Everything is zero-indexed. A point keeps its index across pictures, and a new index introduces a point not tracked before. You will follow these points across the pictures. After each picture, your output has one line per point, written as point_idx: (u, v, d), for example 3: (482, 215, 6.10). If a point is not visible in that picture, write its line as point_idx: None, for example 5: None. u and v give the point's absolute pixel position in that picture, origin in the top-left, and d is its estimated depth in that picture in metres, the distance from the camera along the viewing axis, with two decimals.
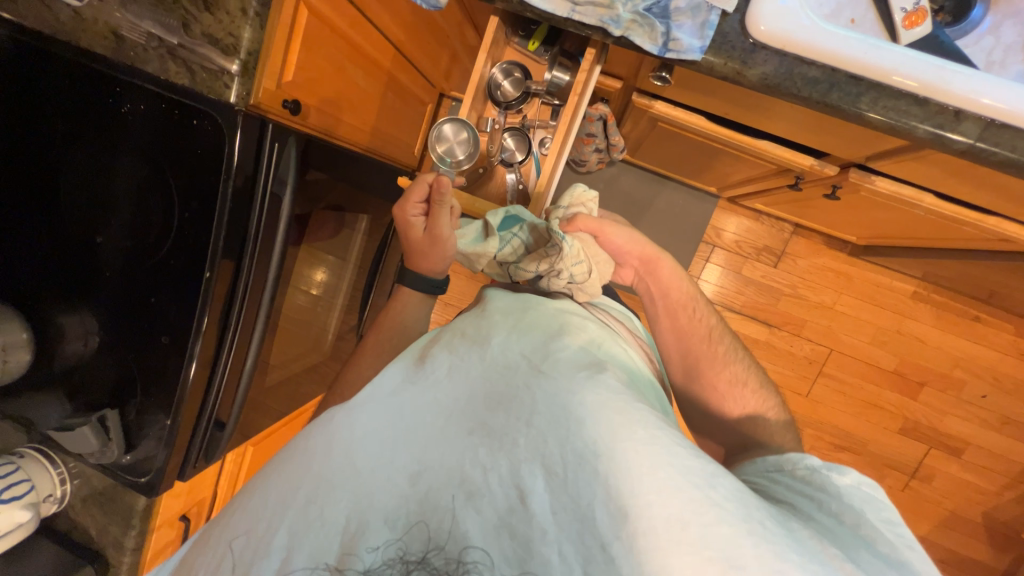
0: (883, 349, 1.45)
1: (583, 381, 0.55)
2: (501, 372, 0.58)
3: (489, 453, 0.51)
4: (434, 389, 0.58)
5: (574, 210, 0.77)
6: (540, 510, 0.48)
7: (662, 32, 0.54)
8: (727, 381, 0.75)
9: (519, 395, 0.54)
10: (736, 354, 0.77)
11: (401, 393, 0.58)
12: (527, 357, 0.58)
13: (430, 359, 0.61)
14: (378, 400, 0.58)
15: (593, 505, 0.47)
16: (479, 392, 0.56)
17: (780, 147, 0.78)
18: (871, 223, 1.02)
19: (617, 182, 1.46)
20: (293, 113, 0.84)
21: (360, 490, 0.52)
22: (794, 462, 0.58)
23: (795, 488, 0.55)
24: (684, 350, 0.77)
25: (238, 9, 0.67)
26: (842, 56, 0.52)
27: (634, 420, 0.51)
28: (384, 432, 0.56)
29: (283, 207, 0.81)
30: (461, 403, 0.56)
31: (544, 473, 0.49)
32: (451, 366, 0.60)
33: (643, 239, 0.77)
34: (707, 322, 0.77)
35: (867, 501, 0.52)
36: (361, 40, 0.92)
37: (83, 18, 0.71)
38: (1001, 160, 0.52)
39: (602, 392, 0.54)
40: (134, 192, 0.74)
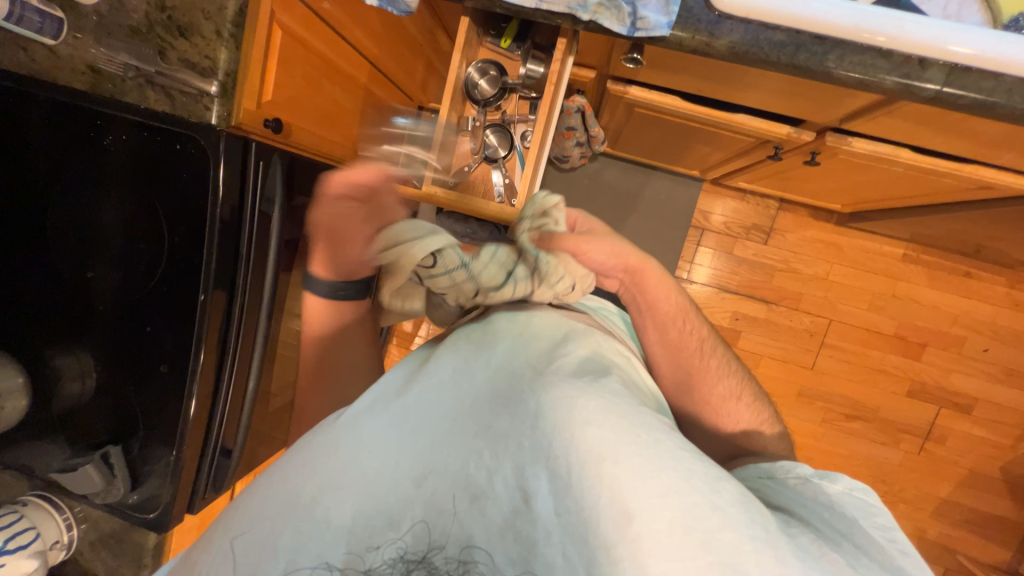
0: (881, 314, 1.47)
1: (587, 385, 0.55)
2: (507, 376, 0.57)
3: (493, 455, 0.51)
4: (439, 393, 0.57)
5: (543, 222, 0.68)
6: (544, 512, 0.48)
7: (629, 12, 0.56)
8: (721, 395, 0.74)
9: (523, 398, 0.54)
10: (728, 366, 0.77)
11: (408, 397, 0.58)
12: (531, 362, 0.58)
13: (436, 363, 0.61)
14: (387, 406, 0.58)
15: (597, 506, 0.46)
16: (484, 396, 0.56)
17: (756, 120, 0.80)
18: (854, 187, 1.04)
19: (601, 177, 1.48)
20: (275, 132, 0.84)
21: (365, 491, 0.51)
22: (785, 470, 0.59)
23: (786, 493, 0.56)
24: (677, 366, 0.74)
25: (213, 32, 0.68)
26: (803, 19, 0.54)
27: (639, 425, 0.51)
28: (390, 436, 0.55)
29: (273, 225, 0.81)
30: (466, 407, 0.55)
31: (549, 476, 0.48)
32: (457, 371, 0.59)
33: (624, 251, 0.72)
34: (699, 336, 0.75)
35: (859, 506, 0.53)
36: (336, 56, 0.93)
37: (59, 56, 0.71)
38: (970, 102, 0.54)
39: (605, 396, 0.54)
40: (123, 223, 0.74)
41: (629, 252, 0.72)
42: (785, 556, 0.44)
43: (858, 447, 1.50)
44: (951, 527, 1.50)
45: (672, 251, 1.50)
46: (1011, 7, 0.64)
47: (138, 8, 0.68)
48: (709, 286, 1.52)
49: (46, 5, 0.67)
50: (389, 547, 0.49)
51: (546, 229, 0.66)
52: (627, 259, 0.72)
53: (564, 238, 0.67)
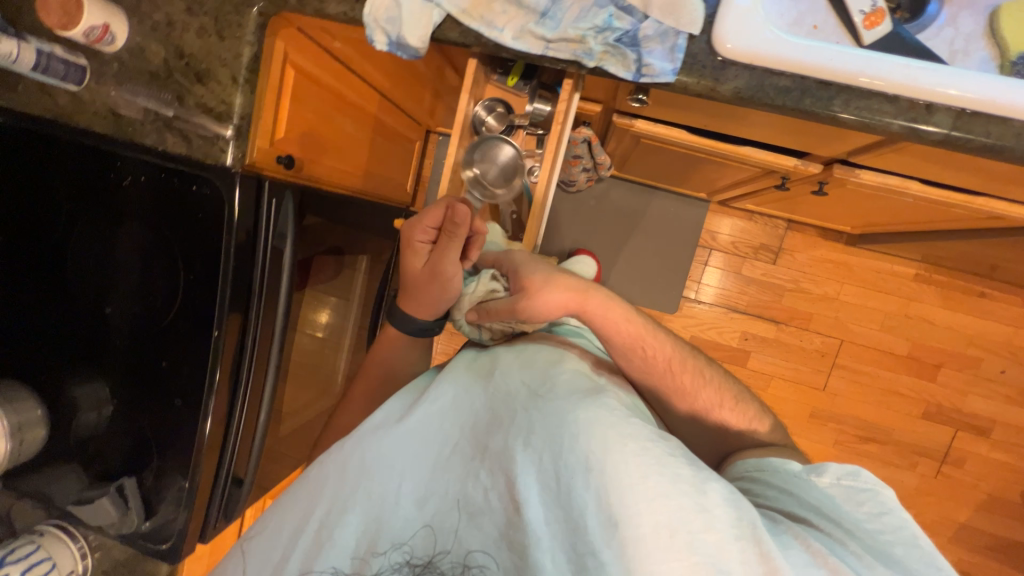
0: (894, 334, 1.45)
1: (577, 401, 0.56)
2: (502, 399, 0.60)
3: (490, 474, 0.54)
4: (437, 416, 0.60)
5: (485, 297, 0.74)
6: (535, 521, 0.51)
7: (635, 59, 0.57)
8: (700, 406, 0.75)
9: (516, 418, 0.57)
10: (703, 375, 0.75)
11: (406, 424, 0.60)
12: (527, 384, 0.60)
13: (433, 391, 0.63)
14: (387, 432, 0.60)
15: (586, 514, 0.50)
16: (481, 419, 0.59)
17: (762, 152, 0.80)
18: (863, 212, 1.03)
19: (607, 197, 1.49)
20: (287, 168, 0.86)
21: (371, 512, 0.55)
22: (774, 464, 0.63)
23: (775, 483, 0.62)
24: (654, 386, 0.75)
25: (229, 78, 0.70)
26: (807, 65, 0.54)
27: (626, 434, 0.53)
28: (391, 462, 0.58)
29: (284, 259, 0.83)
30: (464, 430, 0.59)
31: (539, 487, 0.52)
32: (453, 395, 0.61)
33: (566, 291, 0.69)
34: (667, 355, 0.73)
35: (848, 497, 0.57)
36: (347, 90, 0.96)
37: (80, 100, 0.74)
38: (978, 146, 0.54)
39: (594, 411, 0.55)
40: (140, 258, 0.76)
41: (573, 288, 0.70)
42: (769, 548, 0.49)
43: (872, 469, 1.47)
44: (972, 553, 1.46)
45: (679, 270, 1.50)
46: (1018, 43, 0.64)
47: (157, 54, 0.70)
48: (717, 306, 1.51)
49: (69, 53, 0.70)
50: (395, 552, 0.54)
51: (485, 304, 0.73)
52: (576, 305, 0.70)
53: (496, 314, 0.71)
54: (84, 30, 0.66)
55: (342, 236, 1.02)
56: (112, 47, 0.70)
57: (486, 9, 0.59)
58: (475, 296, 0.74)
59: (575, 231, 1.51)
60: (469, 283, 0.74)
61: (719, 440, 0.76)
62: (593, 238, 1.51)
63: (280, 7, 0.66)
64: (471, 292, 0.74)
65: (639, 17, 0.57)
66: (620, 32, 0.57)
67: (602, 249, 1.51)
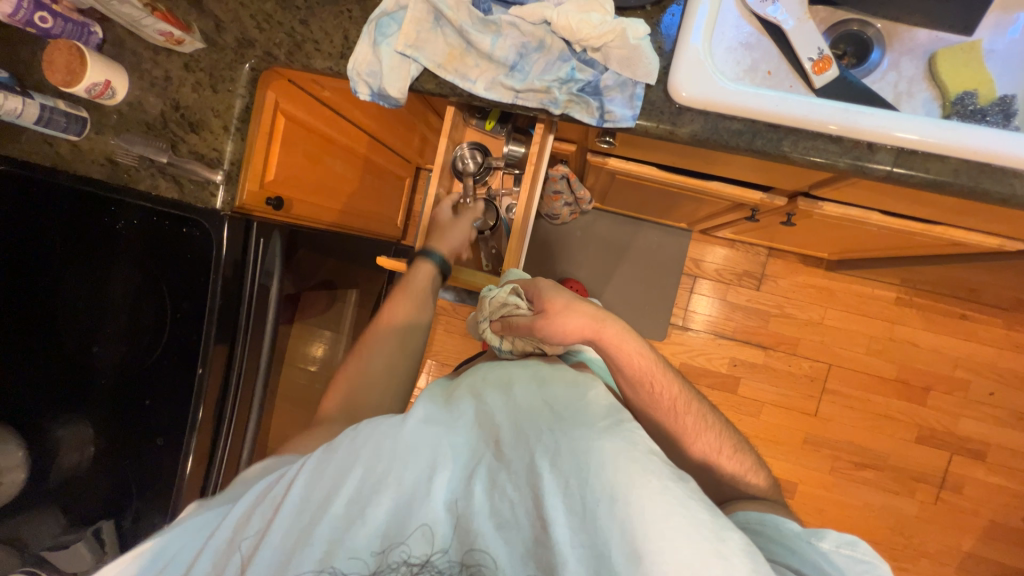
0: (881, 358, 1.46)
1: (606, 428, 0.52)
2: (528, 415, 0.55)
3: (516, 488, 0.50)
4: (462, 429, 0.56)
5: (507, 310, 0.74)
6: (560, 543, 0.47)
7: (597, 106, 0.61)
8: (699, 450, 0.73)
9: (543, 437, 0.52)
10: (705, 420, 0.74)
11: (428, 425, 0.56)
12: (555, 406, 0.56)
13: (456, 400, 0.59)
14: (406, 429, 0.56)
15: (609, 542, 0.46)
16: (504, 430, 0.55)
17: (730, 186, 0.84)
18: (835, 240, 1.06)
19: (593, 228, 1.53)
20: (276, 209, 0.88)
21: (385, 503, 0.51)
22: (776, 524, 0.60)
23: (774, 540, 0.59)
24: (653, 421, 0.73)
25: (220, 127, 0.74)
26: (756, 110, 0.58)
27: (653, 470, 0.49)
28: (410, 460, 0.53)
29: (272, 294, 0.84)
30: (488, 442, 0.55)
31: (567, 508, 0.48)
32: (478, 409, 0.58)
33: (587, 313, 0.69)
34: (672, 393, 0.72)
35: (849, 565, 0.55)
36: (336, 133, 1.02)
37: (80, 149, 0.76)
38: (919, 181, 0.57)
39: (623, 442, 0.51)
40: (130, 294, 0.79)
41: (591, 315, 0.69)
42: None
43: (870, 497, 1.45)
44: None
45: (665, 297, 1.52)
46: (956, 84, 0.70)
47: (154, 106, 0.74)
48: (705, 332, 1.53)
49: (72, 107, 0.73)
50: (398, 549, 0.50)
51: (508, 315, 0.72)
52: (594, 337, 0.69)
53: (518, 320, 0.70)
54: (86, 87, 0.69)
55: (329, 277, 1.05)
56: (112, 100, 0.74)
57: (459, 62, 0.64)
58: (498, 308, 0.74)
59: (562, 262, 1.54)
60: (489, 297, 0.76)
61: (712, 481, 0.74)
62: (579, 269, 1.54)
63: (271, 63, 0.71)
64: (492, 305, 0.75)
65: (599, 70, 0.61)
66: (582, 83, 0.61)
67: (589, 278, 1.54)
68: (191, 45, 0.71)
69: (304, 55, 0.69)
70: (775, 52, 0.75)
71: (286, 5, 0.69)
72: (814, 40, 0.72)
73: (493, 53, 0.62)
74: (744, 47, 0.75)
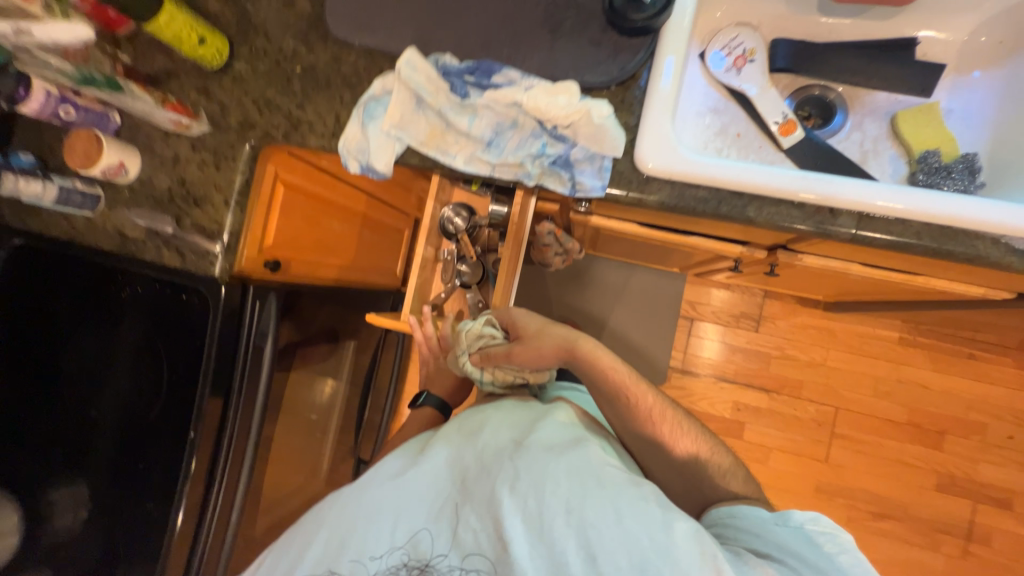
0: (890, 400, 1.42)
1: (558, 453, 0.59)
2: (489, 449, 0.61)
3: (479, 517, 0.55)
4: (431, 472, 0.61)
5: (483, 341, 0.79)
6: (521, 561, 0.51)
7: (568, 178, 0.65)
8: (682, 458, 0.70)
9: (502, 465, 0.58)
10: (685, 426, 0.71)
11: (400, 474, 0.62)
12: (513, 438, 0.62)
13: (426, 448, 0.65)
14: (381, 482, 0.62)
15: (567, 551, 0.51)
16: (469, 466, 0.61)
17: (709, 240, 0.86)
18: (824, 286, 1.07)
19: (588, 272, 1.55)
20: (274, 271, 0.92)
21: (364, 547, 0.56)
22: (745, 513, 0.62)
23: (745, 529, 0.60)
24: (631, 432, 0.72)
25: (222, 202, 0.79)
26: (719, 179, 0.61)
27: (599, 481, 0.55)
28: (385, 505, 0.59)
29: (266, 356, 0.85)
30: (455, 480, 0.60)
31: (526, 526, 0.53)
32: (446, 453, 0.63)
33: (556, 335, 0.72)
34: (644, 401, 0.70)
35: (815, 542, 0.57)
36: (334, 195, 1.07)
37: (94, 223, 0.82)
38: (884, 243, 0.59)
39: (572, 461, 0.57)
40: (131, 357, 0.82)
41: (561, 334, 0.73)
42: None
43: (893, 550, 1.37)
44: None
45: (663, 340, 1.52)
46: (920, 142, 0.72)
47: (163, 183, 0.80)
48: (706, 375, 1.51)
49: (88, 185, 0.79)
50: None
51: (486, 346, 0.78)
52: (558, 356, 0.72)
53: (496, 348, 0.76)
54: (101, 168, 0.76)
55: (326, 332, 1.08)
56: (126, 179, 0.80)
57: (440, 138, 0.69)
58: (475, 341, 0.80)
59: (559, 306, 1.56)
60: (464, 332, 0.81)
61: (696, 491, 0.70)
62: (576, 313, 1.55)
63: (270, 142, 0.77)
64: (468, 339, 0.80)
65: (570, 144, 0.64)
66: (553, 156, 0.65)
67: (586, 322, 1.55)
68: (197, 129, 0.78)
69: (300, 135, 0.75)
70: (743, 116, 0.79)
71: (286, 91, 0.76)
72: (776, 107, 0.77)
73: (471, 131, 0.67)
74: (712, 112, 0.79)
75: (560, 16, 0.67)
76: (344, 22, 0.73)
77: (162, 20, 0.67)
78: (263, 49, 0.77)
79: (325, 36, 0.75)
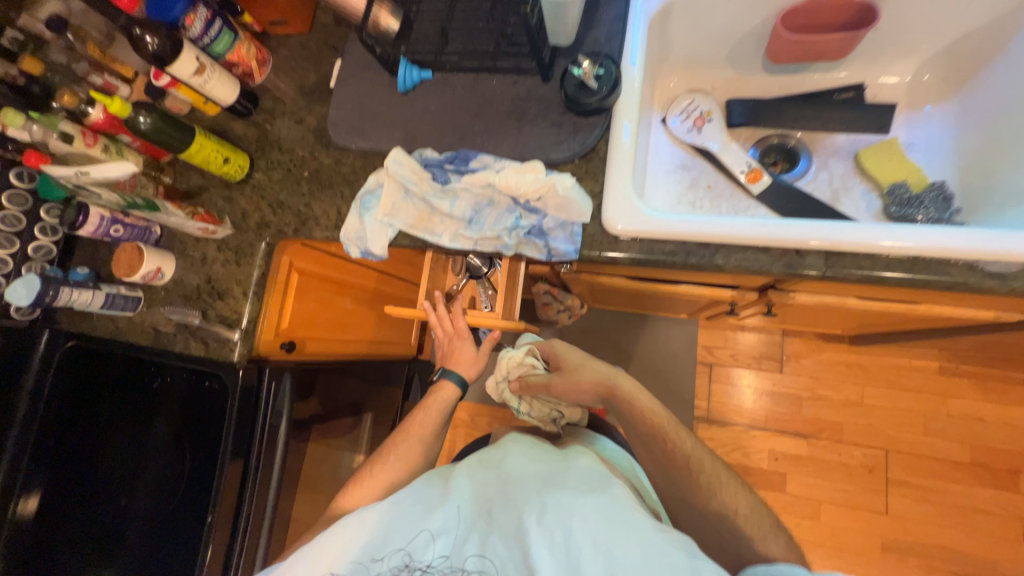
0: (945, 438, 1.29)
1: (585, 492, 0.60)
2: (519, 485, 0.64)
3: (506, 548, 0.56)
4: (459, 501, 0.62)
5: (522, 370, 0.85)
6: None
7: (544, 245, 0.71)
8: (713, 510, 0.66)
9: (530, 500, 0.60)
10: (723, 476, 0.68)
11: (427, 501, 0.63)
12: (541, 477, 0.64)
13: (452, 479, 0.66)
14: (406, 505, 0.62)
15: None
16: (497, 500, 0.62)
17: (699, 287, 0.88)
18: (835, 321, 1.04)
19: (597, 325, 1.56)
20: (288, 351, 0.99)
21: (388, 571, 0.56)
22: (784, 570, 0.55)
23: None
24: (668, 479, 0.70)
25: (242, 293, 0.87)
26: (684, 233, 0.64)
27: (626, 520, 0.55)
28: (410, 529, 0.59)
29: (280, 434, 0.89)
30: (483, 512, 0.61)
31: (551, 560, 0.53)
32: (474, 485, 0.65)
33: (598, 370, 0.77)
34: (682, 446, 0.70)
35: None
36: (346, 275, 1.16)
37: (134, 322, 0.92)
38: (857, 278, 0.59)
39: (599, 501, 0.58)
40: (161, 445, 0.88)
41: (602, 369, 0.77)
42: None
43: None
44: None
45: (684, 389, 1.47)
46: (887, 177, 0.74)
47: (192, 281, 0.90)
48: (734, 423, 1.43)
49: (130, 290, 0.90)
50: None
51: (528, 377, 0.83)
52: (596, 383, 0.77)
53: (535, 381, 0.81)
54: (140, 274, 0.87)
55: (339, 407, 1.11)
56: (162, 281, 0.91)
57: (427, 221, 0.76)
58: (516, 370, 0.85)
59: None
60: (506, 358, 0.87)
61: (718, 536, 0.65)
62: None
63: (283, 238, 0.87)
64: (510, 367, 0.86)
65: (542, 215, 0.70)
66: (528, 227, 0.71)
67: None
68: (222, 232, 0.89)
69: (308, 229, 0.85)
70: (711, 169, 0.84)
71: (296, 193, 0.87)
72: (741, 157, 0.81)
73: (453, 212, 0.74)
74: (680, 168, 0.85)
75: (525, 105, 0.76)
76: (343, 131, 0.85)
77: (192, 150, 0.80)
78: (277, 160, 0.90)
79: (327, 144, 0.87)
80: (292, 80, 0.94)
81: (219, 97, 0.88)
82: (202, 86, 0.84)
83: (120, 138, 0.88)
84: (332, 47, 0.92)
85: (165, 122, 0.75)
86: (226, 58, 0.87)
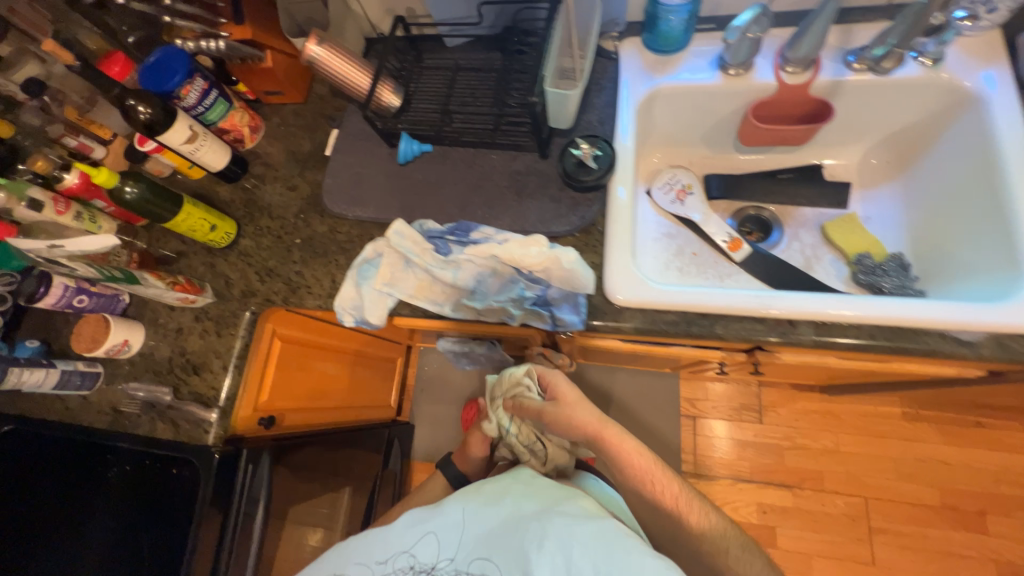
0: (918, 483, 1.35)
1: (575, 518, 0.60)
2: (511, 516, 0.63)
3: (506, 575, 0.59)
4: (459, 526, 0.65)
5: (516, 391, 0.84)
6: None
7: (549, 315, 0.71)
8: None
9: (529, 525, 0.61)
10: (716, 520, 0.64)
11: (425, 518, 0.67)
12: (530, 506, 0.64)
13: (444, 503, 0.68)
14: (404, 524, 0.67)
15: None
16: (493, 527, 0.63)
17: (691, 348, 0.90)
18: (812, 375, 1.10)
19: (582, 380, 1.55)
20: (267, 427, 0.92)
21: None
22: None
23: None
24: (660, 520, 0.67)
25: (221, 366, 0.81)
26: (683, 303, 0.67)
27: (625, 547, 0.56)
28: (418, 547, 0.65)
29: (255, 524, 0.82)
30: (479, 537, 0.63)
31: None
32: (464, 512, 0.66)
33: (590, 409, 0.71)
34: (674, 492, 0.64)
35: None
36: (328, 339, 1.09)
37: (90, 400, 0.82)
38: (849, 345, 0.63)
39: (591, 529, 0.59)
40: (107, 547, 0.76)
41: (592, 409, 0.70)
42: None
43: None
44: None
45: (670, 443, 1.47)
46: (851, 247, 0.82)
47: (164, 354, 0.83)
48: (722, 477, 1.43)
49: (89, 364, 0.81)
50: None
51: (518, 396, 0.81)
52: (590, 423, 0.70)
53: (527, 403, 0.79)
54: (105, 348, 0.79)
55: (313, 488, 1.01)
56: (127, 354, 0.83)
57: (429, 290, 0.76)
58: (510, 390, 0.85)
59: None
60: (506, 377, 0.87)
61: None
62: None
63: (271, 307, 0.83)
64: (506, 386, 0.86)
65: (544, 286, 0.71)
66: (533, 297, 0.72)
67: None
68: (202, 300, 0.83)
69: (299, 297, 0.82)
70: (694, 237, 0.90)
71: (286, 260, 0.84)
72: (721, 228, 0.87)
73: (456, 282, 0.73)
74: (667, 236, 0.90)
75: (524, 180, 0.79)
76: (339, 199, 0.84)
77: (178, 218, 0.76)
78: (267, 226, 0.88)
79: (322, 211, 0.86)
80: (285, 147, 0.94)
81: (208, 164, 0.86)
82: (192, 154, 0.82)
83: (92, 204, 0.83)
84: (328, 117, 0.94)
85: (154, 191, 0.71)
86: (216, 126, 0.86)
